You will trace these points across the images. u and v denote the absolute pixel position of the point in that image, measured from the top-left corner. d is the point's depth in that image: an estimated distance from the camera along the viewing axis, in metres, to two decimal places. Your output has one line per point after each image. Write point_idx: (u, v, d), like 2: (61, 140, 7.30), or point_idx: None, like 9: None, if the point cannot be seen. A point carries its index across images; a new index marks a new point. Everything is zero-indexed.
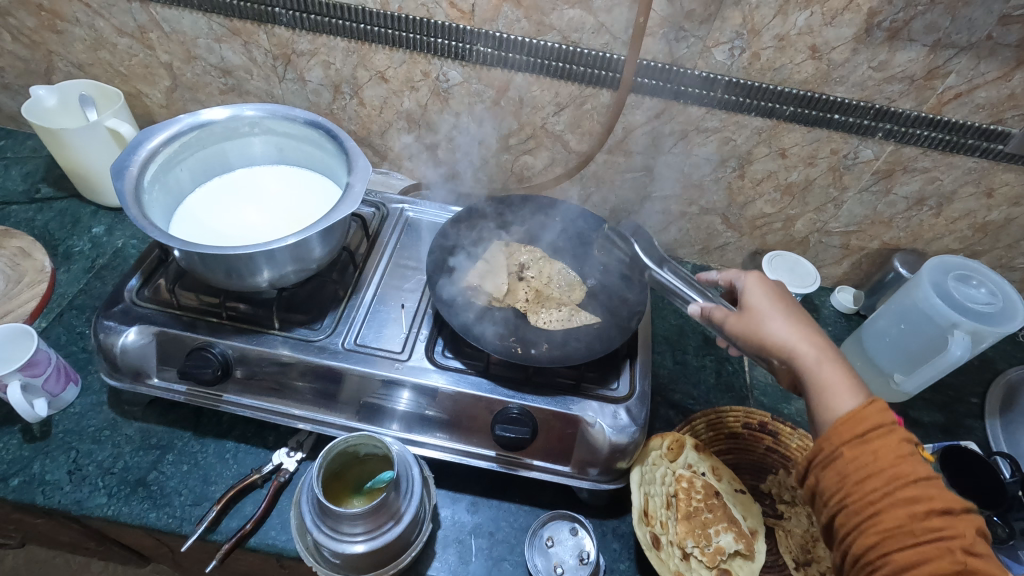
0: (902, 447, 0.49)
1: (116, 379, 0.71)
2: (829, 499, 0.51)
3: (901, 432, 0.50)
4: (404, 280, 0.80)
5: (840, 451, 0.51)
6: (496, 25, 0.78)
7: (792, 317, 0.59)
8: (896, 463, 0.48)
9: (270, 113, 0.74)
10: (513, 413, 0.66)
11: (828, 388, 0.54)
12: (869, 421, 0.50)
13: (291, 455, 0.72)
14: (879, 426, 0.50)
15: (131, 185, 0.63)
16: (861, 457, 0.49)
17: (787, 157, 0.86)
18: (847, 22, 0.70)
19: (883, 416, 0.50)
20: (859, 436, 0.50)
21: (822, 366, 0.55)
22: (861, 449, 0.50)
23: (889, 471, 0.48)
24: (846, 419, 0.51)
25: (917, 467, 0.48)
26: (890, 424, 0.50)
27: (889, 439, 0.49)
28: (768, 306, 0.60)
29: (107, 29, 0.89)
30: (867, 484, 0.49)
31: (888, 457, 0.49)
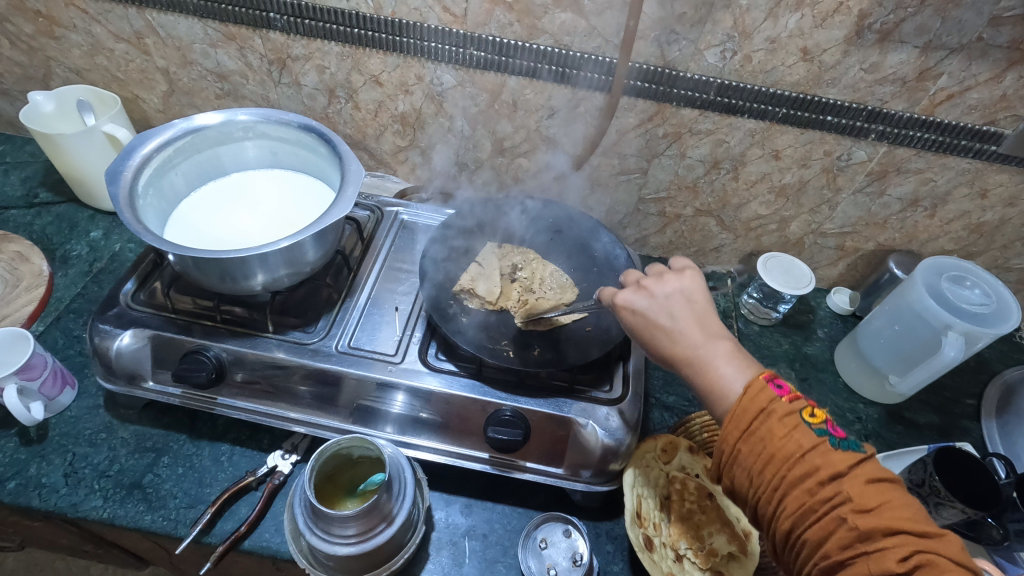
0: (786, 424, 0.49)
1: (111, 383, 0.72)
2: (744, 492, 0.51)
3: (780, 408, 0.50)
4: (398, 283, 0.81)
5: (736, 447, 0.50)
6: (489, 29, 0.79)
7: (687, 313, 0.57)
8: (781, 444, 0.49)
9: (263, 117, 0.75)
10: (505, 415, 0.66)
11: (718, 393, 0.53)
12: (752, 409, 0.50)
13: (286, 458, 0.72)
14: (760, 411, 0.50)
15: (125, 191, 0.64)
16: (755, 448, 0.49)
17: (780, 159, 0.86)
18: (838, 25, 0.71)
19: (760, 400, 0.50)
20: (745, 428, 0.50)
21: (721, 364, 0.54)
22: (750, 441, 0.50)
23: (781, 453, 0.48)
24: (731, 419, 0.51)
25: (802, 440, 0.48)
26: (770, 405, 0.50)
27: (771, 422, 0.49)
28: (663, 306, 0.58)
29: (103, 35, 0.89)
30: (764, 471, 0.49)
31: (776, 440, 0.49)
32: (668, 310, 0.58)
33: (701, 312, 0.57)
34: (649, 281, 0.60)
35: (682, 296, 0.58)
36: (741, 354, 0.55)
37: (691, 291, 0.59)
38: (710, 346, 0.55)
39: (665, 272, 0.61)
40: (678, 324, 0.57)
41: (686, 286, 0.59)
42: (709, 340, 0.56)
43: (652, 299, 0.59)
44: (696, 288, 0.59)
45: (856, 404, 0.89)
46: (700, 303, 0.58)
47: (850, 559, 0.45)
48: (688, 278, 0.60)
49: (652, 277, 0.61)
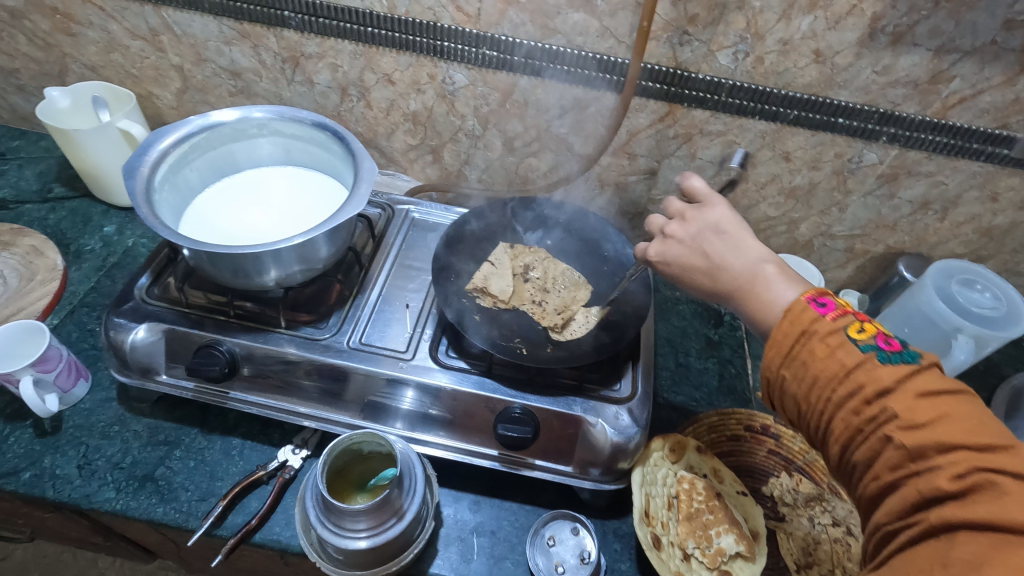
0: (828, 343, 0.48)
1: (125, 376, 0.72)
2: (795, 420, 0.51)
3: (822, 328, 0.48)
4: (409, 281, 0.81)
5: (778, 374, 0.50)
6: (502, 28, 0.79)
7: (718, 240, 0.57)
8: (824, 365, 0.47)
9: (278, 115, 0.75)
10: (515, 413, 0.66)
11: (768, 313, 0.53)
12: (791, 331, 0.50)
13: (296, 452, 0.73)
14: (801, 333, 0.49)
15: (142, 185, 0.65)
16: (795, 372, 0.49)
17: (791, 160, 0.86)
18: (851, 27, 0.71)
19: (800, 322, 0.50)
20: (787, 352, 0.50)
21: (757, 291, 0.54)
22: (793, 366, 0.49)
23: (822, 375, 0.47)
24: (771, 343, 0.51)
25: (845, 358, 0.47)
26: (810, 326, 0.49)
27: (813, 342, 0.48)
28: (695, 246, 0.58)
29: (119, 32, 0.90)
30: (810, 395, 0.48)
31: (816, 363, 0.48)
32: (702, 249, 0.58)
33: (735, 239, 0.57)
34: (674, 225, 0.61)
35: (709, 225, 0.58)
36: (785, 272, 0.54)
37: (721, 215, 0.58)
38: (750, 265, 0.55)
39: (688, 209, 0.61)
40: (716, 257, 0.57)
41: (721, 213, 0.58)
42: (748, 264, 0.55)
43: (683, 242, 0.59)
44: (726, 213, 0.58)
45: None
46: (732, 229, 0.57)
47: (900, 479, 0.44)
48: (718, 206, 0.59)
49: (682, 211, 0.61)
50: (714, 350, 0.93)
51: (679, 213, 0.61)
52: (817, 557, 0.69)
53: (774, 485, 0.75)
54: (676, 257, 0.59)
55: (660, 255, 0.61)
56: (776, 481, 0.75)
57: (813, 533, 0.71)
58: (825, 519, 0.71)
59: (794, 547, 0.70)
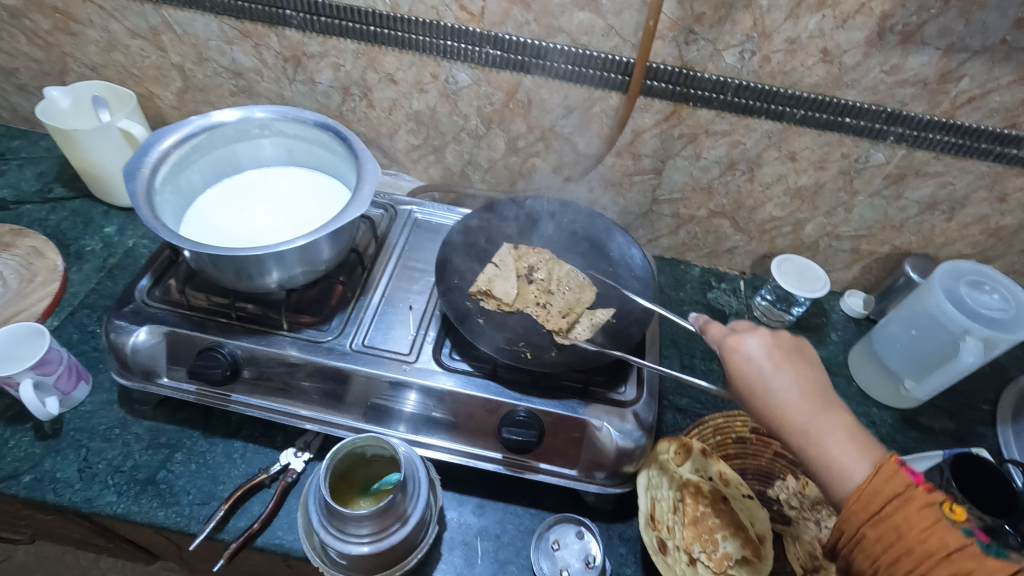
0: (927, 515, 0.47)
1: (125, 379, 0.72)
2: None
3: (920, 497, 0.48)
4: (412, 282, 0.81)
5: (861, 532, 0.49)
6: (506, 28, 0.78)
7: (801, 382, 0.56)
8: (923, 538, 0.47)
9: (280, 115, 0.75)
10: (520, 417, 0.66)
11: (837, 472, 0.52)
12: (884, 494, 0.49)
13: (298, 456, 0.73)
14: (896, 497, 0.48)
15: (143, 187, 0.64)
16: (885, 536, 0.48)
17: (797, 161, 0.85)
18: (859, 26, 0.70)
19: (894, 484, 0.49)
20: (877, 513, 0.49)
21: (824, 438, 0.53)
22: (882, 527, 0.48)
23: (920, 549, 0.47)
24: (858, 497, 0.50)
25: (947, 538, 0.47)
26: (905, 493, 0.48)
27: (910, 509, 0.48)
28: (771, 360, 0.58)
29: (120, 31, 0.90)
30: (896, 567, 0.48)
31: (915, 533, 0.47)
32: (778, 369, 0.57)
33: (813, 377, 0.57)
34: (746, 334, 0.60)
35: (796, 355, 0.58)
36: (859, 433, 0.53)
37: (807, 353, 0.59)
38: (823, 411, 0.55)
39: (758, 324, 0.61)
40: (790, 387, 0.56)
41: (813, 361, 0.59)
42: (822, 413, 0.54)
43: (756, 354, 0.58)
44: (812, 362, 0.58)
45: (869, 408, 0.89)
46: (812, 368, 0.58)
47: None
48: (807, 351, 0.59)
49: (756, 331, 0.60)
50: None
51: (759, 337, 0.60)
52: (824, 562, 0.67)
53: (779, 488, 0.74)
54: (748, 375, 0.57)
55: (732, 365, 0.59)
56: (783, 484, 0.74)
57: (819, 537, 0.69)
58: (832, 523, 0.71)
59: (800, 552, 0.68)
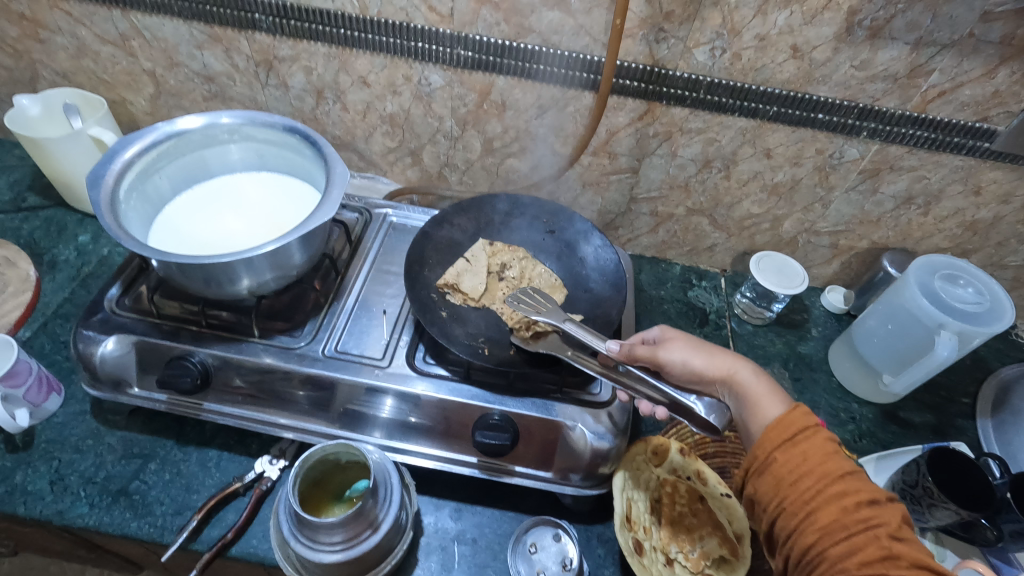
0: (826, 446, 0.55)
1: (96, 390, 0.70)
2: (767, 505, 0.55)
3: (823, 433, 0.56)
4: (387, 286, 0.80)
5: (773, 455, 0.56)
6: (476, 28, 0.78)
7: (698, 350, 0.66)
8: (823, 461, 0.53)
9: (248, 119, 0.74)
10: (494, 420, 0.66)
11: (756, 415, 0.60)
12: (796, 424, 0.56)
13: (274, 463, 0.72)
14: (800, 431, 0.56)
15: (107, 196, 0.63)
16: (792, 459, 0.54)
17: (772, 157, 0.85)
18: (828, 21, 0.69)
19: (808, 417, 0.57)
20: (786, 439, 0.56)
21: (759, 386, 0.62)
22: (791, 451, 0.55)
23: (819, 469, 0.53)
24: (775, 425, 0.57)
25: (841, 463, 0.54)
26: (806, 430, 0.56)
27: (815, 441, 0.55)
28: (683, 353, 0.66)
29: (89, 38, 0.89)
30: (798, 483, 0.53)
31: (815, 457, 0.54)
32: (696, 356, 0.66)
33: (704, 346, 0.67)
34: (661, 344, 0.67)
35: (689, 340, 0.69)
36: (780, 390, 0.61)
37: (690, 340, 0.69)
38: (725, 368, 0.64)
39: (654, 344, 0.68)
40: (709, 364, 0.65)
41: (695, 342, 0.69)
42: (723, 364, 0.65)
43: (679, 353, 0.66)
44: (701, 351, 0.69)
45: (849, 404, 0.88)
46: (700, 342, 0.67)
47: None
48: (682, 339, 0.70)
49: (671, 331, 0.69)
50: None
51: (669, 334, 0.68)
52: None
53: None
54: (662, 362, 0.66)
55: (649, 361, 0.66)
56: None
57: None
58: None
59: None
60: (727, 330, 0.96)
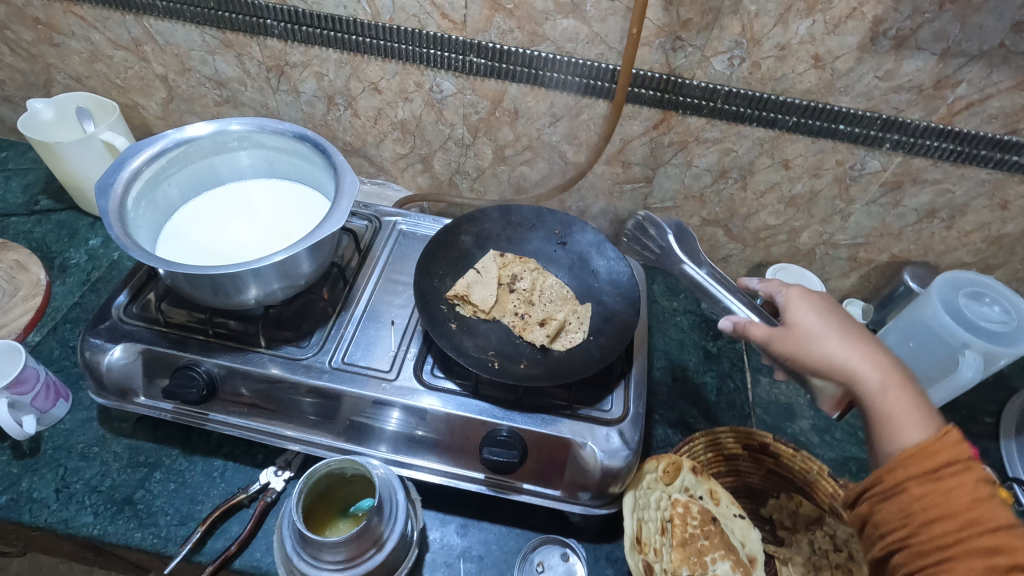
0: (979, 487, 0.49)
1: (102, 398, 0.70)
2: (893, 531, 0.52)
3: (978, 473, 0.50)
4: (395, 295, 0.78)
5: (909, 486, 0.51)
6: (489, 36, 0.76)
7: (832, 336, 0.60)
8: (974, 507, 0.49)
9: (258, 127, 0.73)
10: (501, 436, 0.64)
11: (890, 429, 0.55)
12: (947, 456, 0.51)
13: (279, 475, 0.71)
14: (952, 466, 0.50)
15: (115, 205, 0.63)
16: (933, 496, 0.50)
17: (790, 168, 0.83)
18: (851, 31, 0.67)
19: (964, 455, 0.51)
20: (933, 474, 0.50)
21: (881, 395, 0.57)
22: (933, 487, 0.50)
23: (965, 515, 0.49)
24: (917, 452, 0.51)
25: (998, 515, 0.49)
26: (960, 464, 0.50)
27: (967, 479, 0.50)
28: (813, 333, 0.60)
29: (102, 42, 0.88)
30: (935, 527, 0.49)
31: (964, 500, 0.49)
32: (829, 339, 0.60)
33: (836, 329, 0.60)
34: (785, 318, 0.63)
35: (836, 314, 0.62)
36: (927, 407, 0.56)
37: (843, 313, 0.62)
38: (852, 366, 0.58)
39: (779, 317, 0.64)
40: (837, 352, 0.59)
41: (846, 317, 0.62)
42: (859, 361, 0.58)
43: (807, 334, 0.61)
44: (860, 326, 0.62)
45: None
46: (839, 323, 0.61)
47: None
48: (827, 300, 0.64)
49: (814, 297, 0.64)
50: (712, 363, 0.91)
51: (795, 311, 0.63)
52: None
53: (773, 506, 0.75)
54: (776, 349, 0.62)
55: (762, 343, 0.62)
56: (777, 504, 0.75)
57: (813, 557, 0.70)
58: (825, 544, 0.70)
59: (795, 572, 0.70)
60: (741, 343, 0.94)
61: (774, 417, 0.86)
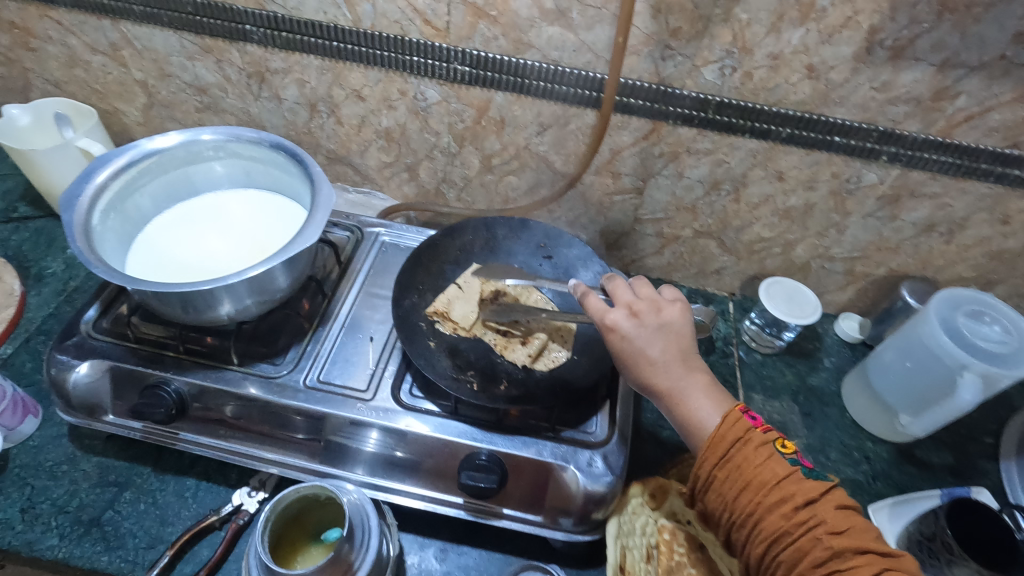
0: (760, 453, 0.54)
1: (71, 416, 0.68)
2: (720, 516, 0.56)
3: (756, 438, 0.55)
4: (376, 310, 0.76)
5: (713, 474, 0.56)
6: (473, 43, 0.74)
7: (654, 345, 0.61)
8: (759, 471, 0.53)
9: (233, 136, 0.71)
10: (480, 460, 0.62)
11: (694, 426, 0.59)
12: (728, 438, 0.56)
13: (252, 495, 0.70)
14: (735, 440, 0.55)
15: (81, 218, 0.61)
16: (731, 475, 0.55)
17: (784, 180, 0.81)
18: (846, 40, 0.65)
19: (736, 429, 0.56)
20: (722, 456, 0.55)
21: (690, 395, 0.59)
22: (728, 467, 0.55)
23: (755, 481, 0.53)
24: (710, 441, 0.56)
25: (777, 469, 0.53)
26: (744, 436, 0.55)
27: (748, 450, 0.55)
28: (649, 341, 0.61)
29: (79, 47, 0.86)
30: (739, 498, 0.54)
31: (751, 467, 0.54)
32: (654, 344, 0.61)
33: (671, 336, 0.62)
34: (635, 313, 0.63)
35: (672, 326, 0.63)
36: (714, 387, 0.60)
37: (678, 323, 0.63)
38: (672, 377, 0.60)
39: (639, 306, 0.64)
40: (662, 357, 0.61)
41: (676, 321, 0.63)
42: (679, 371, 0.60)
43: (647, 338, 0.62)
44: (685, 324, 0.63)
45: (864, 442, 0.84)
46: (678, 336, 0.62)
47: None
48: (666, 308, 0.64)
49: (648, 307, 0.64)
50: None
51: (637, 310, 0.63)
52: None
53: None
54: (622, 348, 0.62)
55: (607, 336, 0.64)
56: None
57: None
58: None
59: None
60: (734, 359, 0.92)
61: None
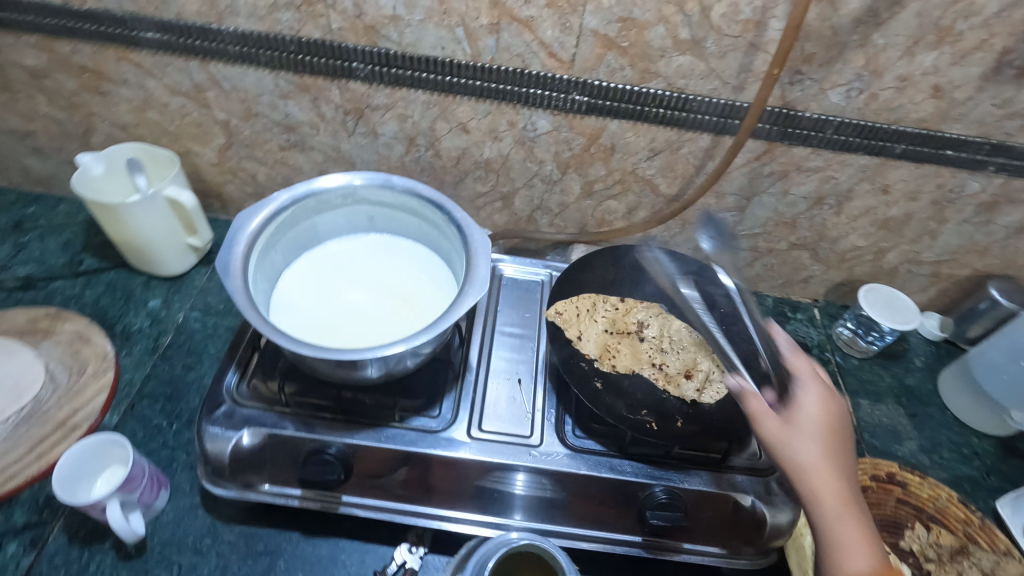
0: (860, 540, 0.48)
1: (223, 489, 0.65)
2: None
3: (859, 523, 0.48)
4: (513, 350, 0.75)
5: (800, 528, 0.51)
6: (596, 74, 0.73)
7: (822, 445, 0.51)
8: (849, 554, 0.47)
9: (367, 183, 0.68)
10: (661, 498, 0.62)
11: (827, 528, 0.49)
12: (829, 505, 0.49)
13: (415, 551, 0.68)
14: (838, 513, 0.49)
15: (241, 285, 0.58)
16: (822, 538, 0.49)
17: (889, 193, 0.83)
18: (977, 62, 0.67)
19: (840, 502, 0.49)
20: (817, 519, 0.50)
21: (842, 517, 0.48)
22: (818, 530, 0.49)
23: (837, 555, 0.48)
24: (808, 503, 0.50)
25: (866, 561, 0.47)
26: (847, 513, 0.49)
27: (848, 529, 0.48)
28: (807, 436, 0.52)
29: (158, 89, 0.81)
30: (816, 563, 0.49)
31: (842, 544, 0.48)
32: (813, 442, 0.52)
33: (828, 434, 0.52)
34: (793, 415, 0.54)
35: (836, 433, 0.53)
36: (867, 523, 0.49)
37: (843, 427, 0.54)
38: (827, 482, 0.50)
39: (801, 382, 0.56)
40: (822, 459, 0.51)
41: (833, 414, 0.54)
42: (846, 484, 0.50)
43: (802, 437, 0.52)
44: (849, 433, 0.54)
45: (969, 438, 0.88)
46: (840, 435, 0.53)
47: None
48: (834, 401, 0.55)
49: (814, 396, 0.55)
50: None
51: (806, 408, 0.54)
52: None
53: (911, 539, 0.74)
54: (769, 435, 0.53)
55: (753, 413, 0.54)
56: (913, 535, 0.74)
57: None
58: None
59: None
60: (833, 366, 0.94)
61: (881, 440, 0.86)
